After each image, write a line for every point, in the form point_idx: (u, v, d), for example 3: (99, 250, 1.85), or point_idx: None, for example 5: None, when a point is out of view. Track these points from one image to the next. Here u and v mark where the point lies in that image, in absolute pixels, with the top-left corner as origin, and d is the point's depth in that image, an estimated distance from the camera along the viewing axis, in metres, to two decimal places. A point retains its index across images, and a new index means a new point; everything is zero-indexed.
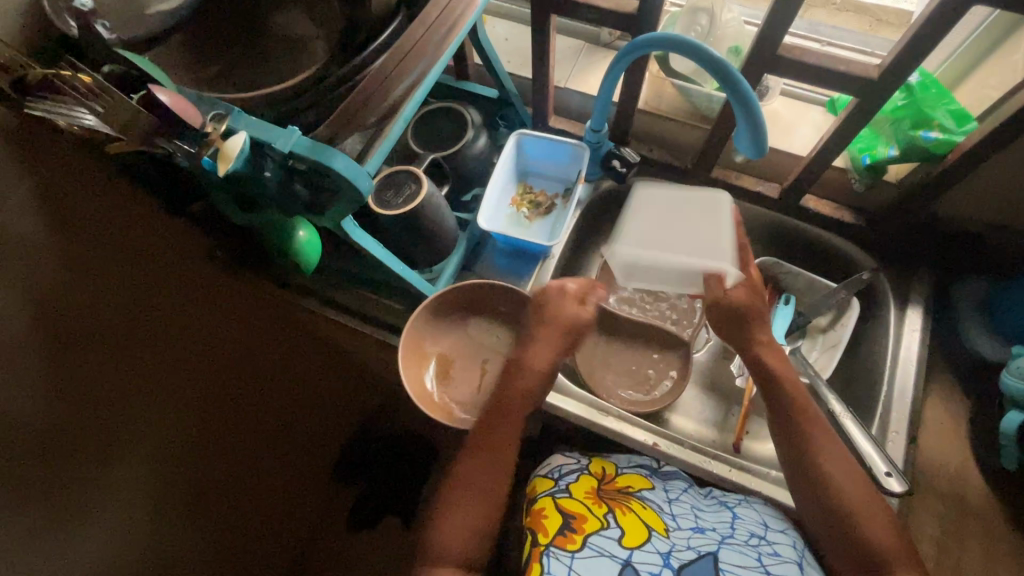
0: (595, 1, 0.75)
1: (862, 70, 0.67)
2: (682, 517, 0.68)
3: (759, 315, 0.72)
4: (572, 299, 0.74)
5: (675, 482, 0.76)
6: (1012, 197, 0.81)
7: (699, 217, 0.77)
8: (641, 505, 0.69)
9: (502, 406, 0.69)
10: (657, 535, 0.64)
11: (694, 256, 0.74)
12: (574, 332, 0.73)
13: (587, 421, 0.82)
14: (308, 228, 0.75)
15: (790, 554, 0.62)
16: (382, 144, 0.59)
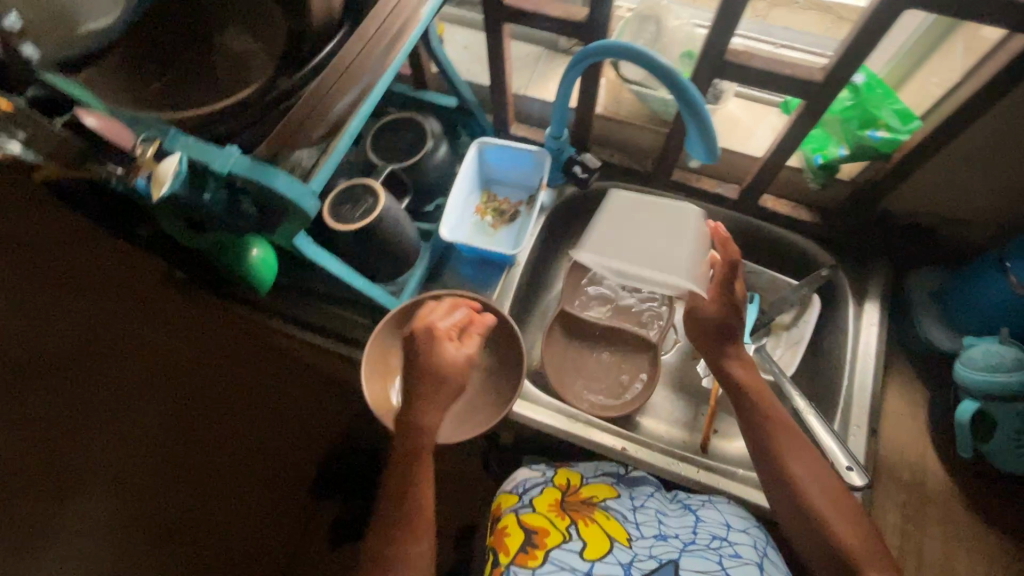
0: (546, 10, 0.75)
1: (808, 73, 0.69)
2: (646, 525, 0.70)
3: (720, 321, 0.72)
4: (451, 342, 0.68)
5: (641, 488, 0.77)
6: (961, 194, 0.83)
7: (662, 228, 0.84)
8: (605, 516, 0.70)
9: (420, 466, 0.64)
10: (619, 545, 0.66)
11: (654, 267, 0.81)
12: (455, 379, 0.66)
13: (557, 430, 0.82)
14: (265, 246, 0.72)
15: (750, 555, 0.64)
16: (329, 159, 0.59)
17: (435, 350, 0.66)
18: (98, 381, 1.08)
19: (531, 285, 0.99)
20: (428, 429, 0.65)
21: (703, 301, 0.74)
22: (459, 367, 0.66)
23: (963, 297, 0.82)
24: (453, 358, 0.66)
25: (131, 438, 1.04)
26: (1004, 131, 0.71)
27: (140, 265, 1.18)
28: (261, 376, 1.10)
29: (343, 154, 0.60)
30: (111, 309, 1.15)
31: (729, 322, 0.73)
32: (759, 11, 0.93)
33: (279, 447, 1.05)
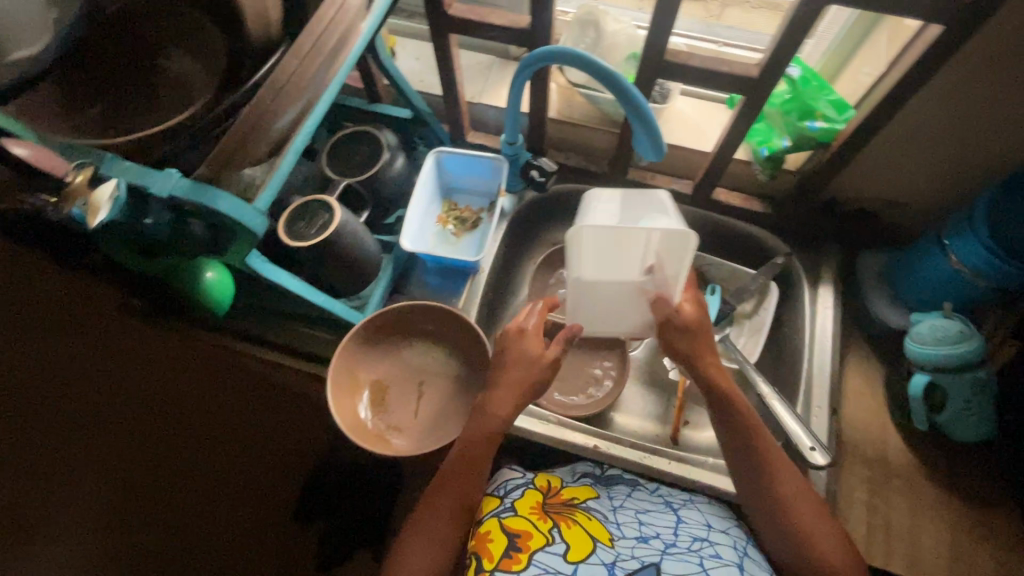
0: (490, 19, 0.76)
1: (744, 70, 0.71)
2: (627, 526, 0.70)
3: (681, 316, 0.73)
4: (532, 337, 0.74)
5: (618, 488, 0.79)
6: (899, 179, 0.87)
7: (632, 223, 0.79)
8: (586, 517, 0.70)
9: (476, 454, 0.70)
10: (601, 546, 0.65)
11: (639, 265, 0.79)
12: (535, 373, 0.72)
13: (532, 433, 0.83)
14: (220, 270, 0.73)
15: (730, 557, 0.64)
16: (275, 176, 0.59)
17: (519, 346, 0.73)
18: (72, 421, 1.09)
19: (497, 291, 1.00)
20: (500, 422, 0.71)
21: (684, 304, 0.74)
22: (540, 366, 0.72)
23: (911, 276, 0.86)
24: (532, 355, 0.73)
25: (106, 476, 1.05)
26: (932, 115, 0.75)
27: (105, 302, 1.19)
28: (229, 398, 1.09)
29: (290, 170, 0.60)
30: (79, 348, 1.15)
31: (705, 320, 0.74)
32: (712, 11, 0.97)
33: (254, 472, 1.04)
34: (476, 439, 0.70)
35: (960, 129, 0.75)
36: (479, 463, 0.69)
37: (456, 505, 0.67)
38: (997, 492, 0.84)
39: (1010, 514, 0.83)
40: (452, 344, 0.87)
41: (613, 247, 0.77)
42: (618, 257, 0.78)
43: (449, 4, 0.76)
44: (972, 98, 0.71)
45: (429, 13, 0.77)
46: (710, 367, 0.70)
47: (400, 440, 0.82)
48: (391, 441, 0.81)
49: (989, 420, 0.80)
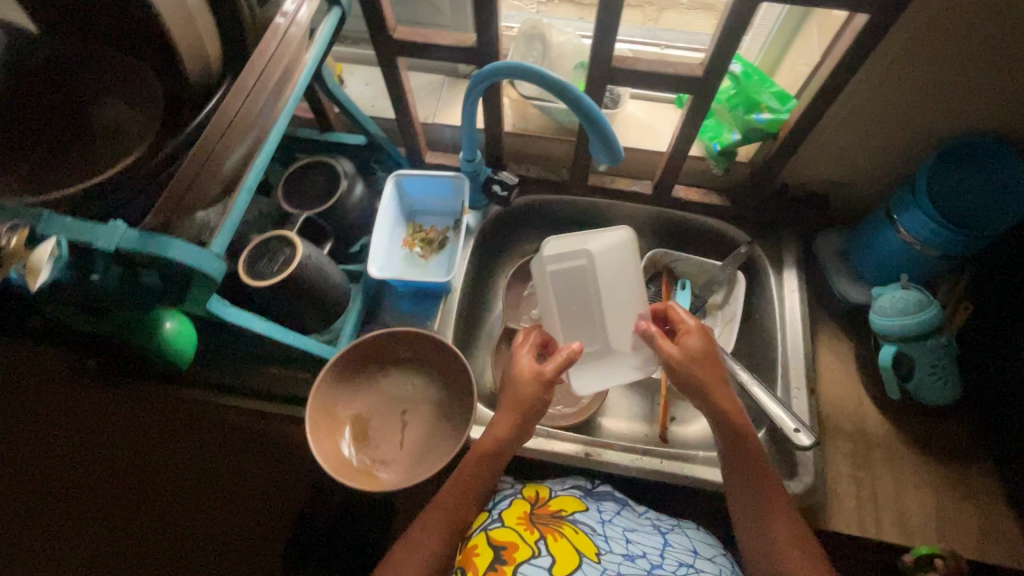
0: (437, 40, 0.76)
1: (690, 70, 0.73)
2: (615, 541, 0.69)
3: (683, 334, 0.74)
4: (525, 349, 0.77)
5: (608, 503, 0.78)
6: (845, 160, 0.91)
7: (583, 279, 0.84)
8: (574, 530, 0.70)
9: (470, 477, 0.70)
10: (588, 561, 0.65)
11: (602, 313, 0.85)
12: (521, 383, 0.73)
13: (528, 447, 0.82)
14: (180, 319, 0.68)
15: None
16: (229, 219, 0.57)
17: (512, 362, 0.76)
18: (36, 490, 1.03)
19: (471, 309, 1.00)
20: (492, 442, 0.72)
21: (693, 334, 0.74)
22: (528, 385, 0.72)
23: (865, 254, 0.91)
24: (519, 365, 0.74)
25: (80, 542, 1.00)
26: (867, 99, 0.79)
27: (56, 360, 1.12)
28: (202, 449, 1.03)
29: (243, 211, 0.58)
30: (33, 413, 1.08)
31: (715, 352, 0.74)
32: (651, 16, 1.00)
33: (237, 518, 1.00)
34: (477, 458, 0.71)
35: (895, 107, 0.79)
36: (468, 483, 0.70)
37: (450, 521, 0.67)
38: (972, 451, 0.87)
39: (985, 472, 0.86)
40: (431, 368, 0.86)
41: (567, 282, 0.84)
42: (577, 293, 0.85)
43: (395, 29, 0.76)
44: (903, 78, 0.74)
45: (375, 39, 0.77)
46: (705, 373, 0.71)
47: (387, 473, 0.79)
48: (379, 475, 0.78)
49: (956, 381, 0.83)
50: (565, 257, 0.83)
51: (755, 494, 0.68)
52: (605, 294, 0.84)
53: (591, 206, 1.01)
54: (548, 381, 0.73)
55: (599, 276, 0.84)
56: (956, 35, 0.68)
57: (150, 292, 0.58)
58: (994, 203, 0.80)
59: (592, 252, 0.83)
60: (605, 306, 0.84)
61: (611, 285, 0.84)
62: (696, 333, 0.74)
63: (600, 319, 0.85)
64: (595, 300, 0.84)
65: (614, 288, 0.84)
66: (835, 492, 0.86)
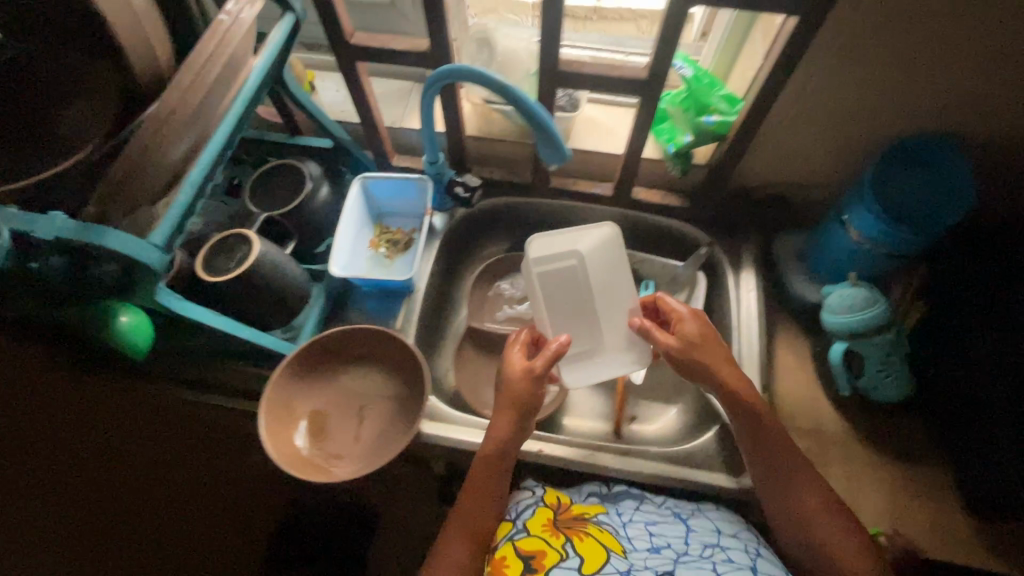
0: (393, 45, 0.78)
1: (635, 72, 0.75)
2: (639, 539, 0.71)
3: (678, 321, 0.77)
4: (515, 347, 0.79)
5: (625, 502, 0.80)
6: (799, 162, 0.92)
7: (575, 279, 0.86)
8: (598, 530, 0.72)
9: (488, 482, 0.73)
10: (615, 556, 0.67)
11: (595, 312, 0.86)
12: (514, 382, 0.75)
13: (526, 449, 0.84)
14: (136, 313, 0.71)
15: (742, 559, 0.66)
16: (172, 209, 0.59)
17: (503, 358, 0.79)
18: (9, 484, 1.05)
19: (436, 309, 1.02)
20: (495, 442, 0.74)
21: (689, 321, 0.76)
22: (520, 381, 0.75)
23: (818, 254, 0.93)
24: (511, 362, 0.77)
25: (57, 530, 1.02)
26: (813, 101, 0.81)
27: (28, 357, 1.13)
28: (177, 440, 1.07)
29: (188, 201, 0.60)
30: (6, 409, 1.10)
31: (712, 334, 0.76)
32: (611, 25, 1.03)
33: (213, 502, 1.04)
34: (488, 463, 0.74)
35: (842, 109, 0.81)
36: (487, 491, 0.72)
37: (470, 531, 0.70)
38: (927, 449, 0.88)
39: (939, 470, 0.86)
40: (388, 364, 0.87)
41: (559, 282, 0.85)
42: (570, 292, 0.86)
43: (351, 33, 0.78)
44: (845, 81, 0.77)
45: (333, 44, 0.79)
46: (707, 357, 0.73)
47: (341, 466, 0.80)
48: (333, 468, 0.79)
49: (906, 377, 0.84)
50: (555, 257, 0.84)
51: (780, 494, 0.69)
52: (597, 293, 0.86)
53: (554, 208, 1.03)
54: (541, 375, 0.75)
55: (590, 276, 0.85)
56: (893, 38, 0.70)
57: (98, 285, 0.59)
58: (946, 204, 0.81)
59: (582, 253, 0.85)
60: (597, 304, 0.85)
61: (602, 284, 0.86)
62: (693, 320, 0.76)
63: (593, 318, 0.86)
64: (587, 299, 0.86)
65: (605, 286, 0.85)
66: None
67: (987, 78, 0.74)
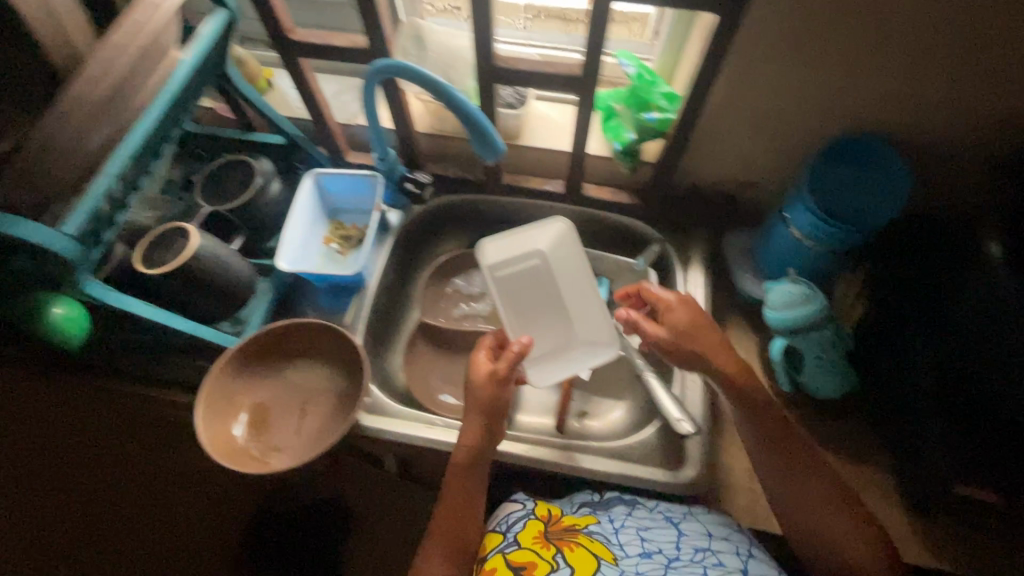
0: (332, 42, 0.79)
1: (570, 69, 0.76)
2: (630, 545, 0.70)
3: (665, 310, 0.76)
4: (483, 350, 0.79)
5: (617, 508, 0.78)
6: (744, 160, 0.93)
7: (540, 276, 0.92)
8: (589, 539, 0.70)
9: (466, 485, 0.73)
10: (605, 563, 0.66)
11: (560, 307, 0.92)
12: (477, 386, 0.75)
13: (502, 451, 0.84)
14: (70, 304, 0.68)
15: (733, 563, 0.65)
16: (86, 199, 0.59)
17: (470, 363, 0.79)
18: None
19: (389, 305, 1.02)
20: (464, 448, 0.74)
21: (676, 307, 0.75)
22: (485, 385, 0.75)
23: (766, 250, 0.92)
24: (476, 368, 0.77)
25: (16, 517, 1.03)
26: (750, 98, 0.81)
27: None
28: (130, 431, 1.06)
29: (103, 191, 0.60)
30: None
31: (702, 319, 0.75)
32: None
33: (164, 493, 1.03)
34: (464, 469, 0.74)
35: (779, 107, 0.82)
36: (464, 497, 0.73)
37: (450, 539, 0.69)
38: (869, 446, 0.88)
39: (880, 467, 0.87)
40: (333, 359, 0.88)
41: (526, 281, 0.92)
42: (538, 290, 0.92)
43: (291, 30, 0.79)
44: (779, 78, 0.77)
45: (274, 41, 0.80)
46: (699, 347, 0.73)
47: (279, 459, 0.81)
48: (271, 461, 0.80)
49: (846, 371, 0.85)
50: (519, 257, 0.92)
51: (785, 502, 0.66)
52: (562, 289, 0.93)
53: (507, 205, 1.04)
54: (507, 376, 0.77)
55: (553, 273, 0.92)
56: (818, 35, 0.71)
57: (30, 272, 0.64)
58: (862, 203, 0.83)
59: (543, 252, 0.92)
60: (562, 300, 0.92)
61: (566, 280, 0.93)
62: (680, 305, 0.76)
63: (559, 313, 0.92)
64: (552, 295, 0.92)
65: (568, 282, 0.92)
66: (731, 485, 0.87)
67: (917, 76, 0.74)
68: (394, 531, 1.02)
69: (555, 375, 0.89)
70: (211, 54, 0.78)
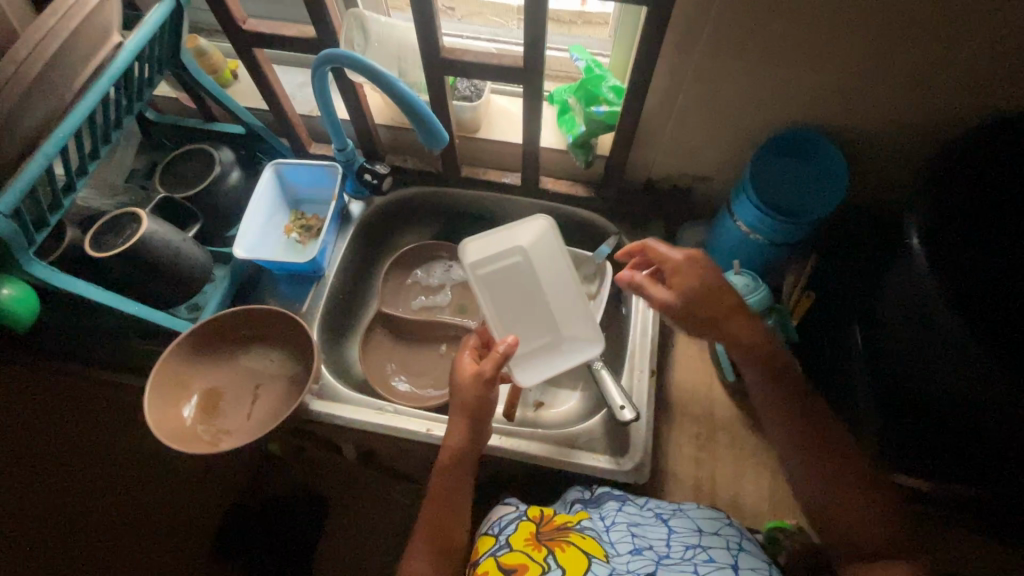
0: (284, 32, 0.81)
1: (513, 61, 0.78)
2: (622, 542, 0.69)
3: (672, 270, 0.74)
4: (468, 351, 0.77)
5: (608, 503, 0.78)
6: (694, 155, 0.94)
7: (521, 274, 0.89)
8: (580, 537, 0.69)
9: (451, 489, 0.72)
10: (597, 561, 0.65)
11: (543, 306, 0.89)
12: (464, 388, 0.73)
13: (492, 446, 0.83)
14: (21, 286, 0.70)
15: (723, 558, 0.64)
16: (18, 180, 0.62)
17: (455, 364, 0.76)
18: None
19: (350, 294, 1.04)
20: (453, 450, 0.73)
21: (682, 269, 0.72)
22: (470, 386, 0.73)
23: (716, 245, 0.94)
24: (461, 370, 0.74)
25: None
26: (694, 91, 0.83)
27: None
28: (88, 415, 1.05)
29: (36, 173, 0.63)
30: None
31: (712, 279, 0.71)
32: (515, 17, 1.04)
33: (121, 477, 1.02)
34: (454, 467, 0.73)
35: (723, 101, 0.83)
36: (454, 497, 0.72)
37: (434, 539, 0.70)
38: None
39: None
40: (286, 345, 0.90)
41: (508, 280, 0.88)
42: (521, 288, 0.89)
43: (243, 21, 0.81)
44: (720, 71, 0.79)
45: (227, 31, 0.81)
46: (710, 309, 0.71)
47: (228, 442, 0.82)
48: (220, 443, 0.82)
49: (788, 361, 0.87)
50: (499, 256, 0.89)
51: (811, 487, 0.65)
52: (544, 286, 0.89)
53: (465, 198, 1.05)
54: (493, 378, 0.73)
55: (535, 270, 0.90)
56: (753, 28, 0.72)
57: None
58: (807, 198, 0.85)
59: (524, 248, 0.89)
60: (545, 297, 0.89)
61: (548, 277, 0.90)
62: (687, 265, 0.72)
63: (543, 312, 0.89)
64: (534, 294, 0.89)
65: (551, 279, 0.89)
66: (676, 473, 0.88)
67: (853, 71, 0.76)
68: (353, 520, 1.04)
69: (544, 375, 0.85)
70: (162, 45, 0.80)
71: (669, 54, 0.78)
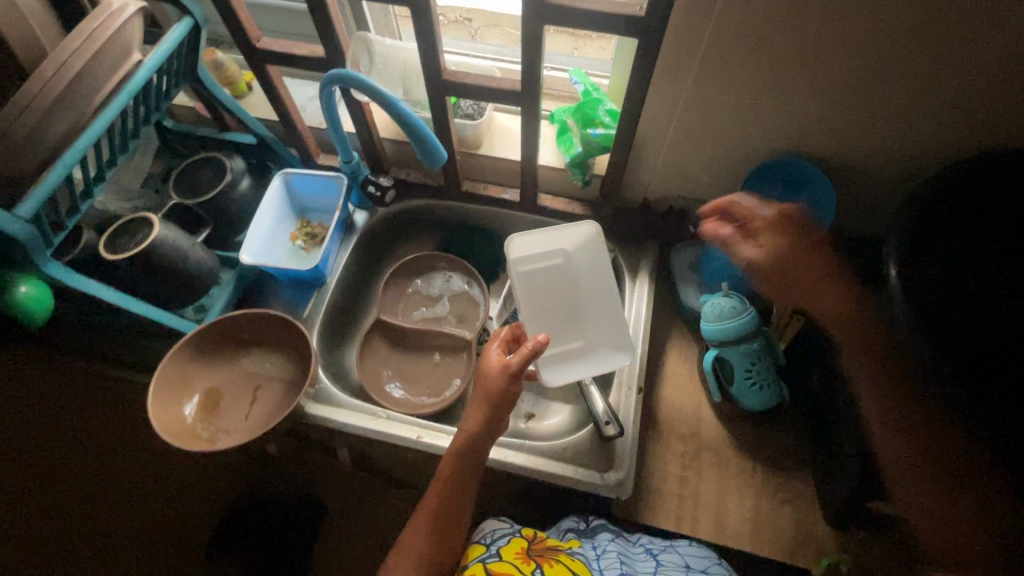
0: (294, 51, 0.85)
1: (510, 84, 0.81)
2: (611, 568, 0.70)
3: (752, 227, 0.86)
4: (498, 343, 0.77)
5: (602, 535, 0.78)
6: (689, 177, 0.96)
7: (560, 275, 0.91)
8: (570, 559, 0.71)
9: (454, 484, 0.73)
10: None
11: (578, 310, 0.91)
12: (491, 380, 0.72)
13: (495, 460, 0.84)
14: (37, 284, 0.73)
15: None
16: (38, 188, 0.66)
17: (483, 354, 0.76)
18: None
19: (350, 301, 1.07)
20: (468, 436, 0.73)
21: (773, 230, 0.83)
22: (495, 377, 0.72)
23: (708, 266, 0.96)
24: (489, 362, 0.74)
25: None
26: (686, 116, 0.85)
27: None
28: (97, 406, 1.09)
29: (55, 182, 0.67)
30: None
31: (794, 239, 0.83)
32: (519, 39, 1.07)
33: (123, 468, 1.06)
34: (465, 455, 0.73)
35: (715, 127, 0.85)
36: (460, 489, 0.74)
37: (434, 527, 0.72)
38: (799, 459, 0.91)
39: (808, 478, 0.89)
40: (285, 349, 0.93)
41: (547, 279, 0.90)
42: (559, 290, 0.91)
43: (258, 38, 0.85)
44: (710, 99, 0.81)
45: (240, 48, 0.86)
46: (800, 261, 0.82)
47: (226, 441, 0.85)
48: (218, 440, 0.85)
49: (773, 384, 0.89)
50: (541, 255, 0.91)
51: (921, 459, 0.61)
52: (581, 292, 0.92)
53: (466, 210, 1.09)
54: (519, 374, 0.72)
55: (574, 274, 0.92)
56: (741, 60, 0.75)
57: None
58: None
59: (567, 251, 0.91)
60: (580, 303, 0.91)
61: (586, 283, 0.92)
62: (783, 224, 0.83)
63: (576, 317, 0.91)
64: (570, 297, 0.91)
65: (589, 285, 0.91)
66: (661, 489, 0.89)
67: (839, 103, 0.78)
68: (346, 519, 1.07)
69: (568, 379, 0.88)
70: (179, 62, 0.85)
71: (662, 81, 0.81)
